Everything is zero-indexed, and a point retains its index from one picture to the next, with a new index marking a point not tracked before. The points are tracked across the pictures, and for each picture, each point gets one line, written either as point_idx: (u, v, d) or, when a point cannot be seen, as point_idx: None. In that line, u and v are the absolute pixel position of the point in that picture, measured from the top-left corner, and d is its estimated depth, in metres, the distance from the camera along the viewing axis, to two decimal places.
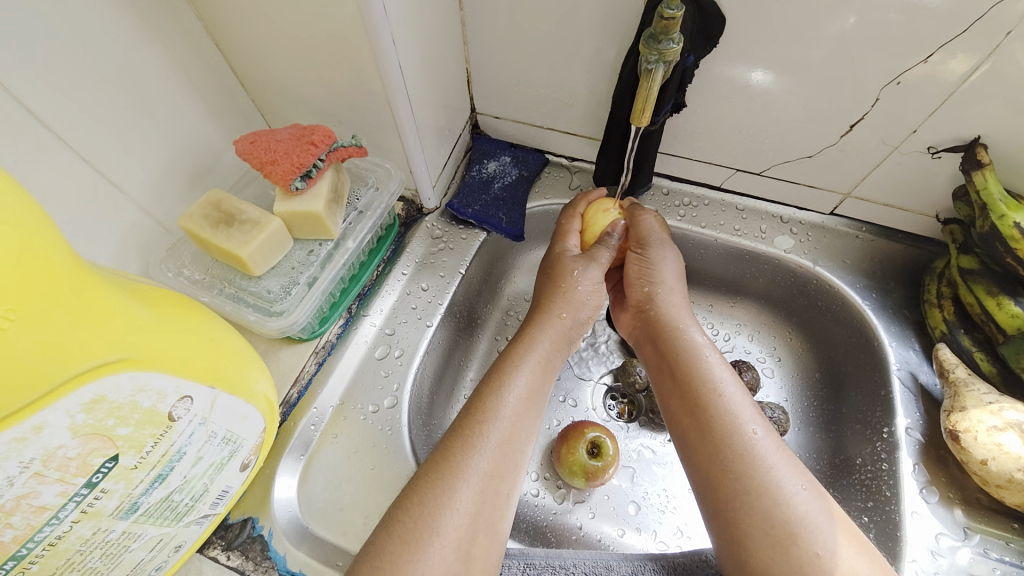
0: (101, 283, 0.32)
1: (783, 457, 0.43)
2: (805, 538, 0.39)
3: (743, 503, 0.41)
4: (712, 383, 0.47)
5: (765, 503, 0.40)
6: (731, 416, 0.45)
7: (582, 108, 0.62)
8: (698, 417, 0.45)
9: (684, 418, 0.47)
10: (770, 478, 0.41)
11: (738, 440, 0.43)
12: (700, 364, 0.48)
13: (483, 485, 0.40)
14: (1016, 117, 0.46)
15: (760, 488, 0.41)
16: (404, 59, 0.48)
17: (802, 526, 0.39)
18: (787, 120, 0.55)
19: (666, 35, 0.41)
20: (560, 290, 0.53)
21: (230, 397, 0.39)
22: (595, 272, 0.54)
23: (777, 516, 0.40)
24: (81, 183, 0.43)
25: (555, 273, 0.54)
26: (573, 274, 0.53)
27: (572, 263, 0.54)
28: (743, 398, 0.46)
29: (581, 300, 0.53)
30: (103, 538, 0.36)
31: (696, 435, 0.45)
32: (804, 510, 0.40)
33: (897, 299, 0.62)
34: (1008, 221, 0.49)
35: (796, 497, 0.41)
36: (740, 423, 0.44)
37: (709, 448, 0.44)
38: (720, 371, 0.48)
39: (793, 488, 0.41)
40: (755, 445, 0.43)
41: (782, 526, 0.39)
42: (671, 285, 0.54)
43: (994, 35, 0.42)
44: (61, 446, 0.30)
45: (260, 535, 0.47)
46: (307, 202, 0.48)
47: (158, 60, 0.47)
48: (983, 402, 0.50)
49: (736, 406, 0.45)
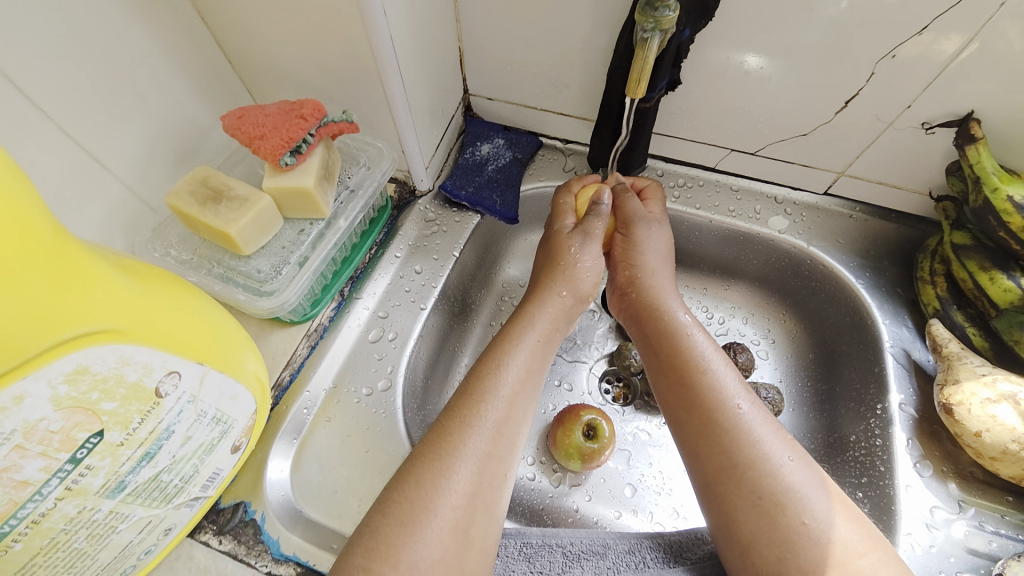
0: (83, 251, 0.31)
1: (771, 429, 0.43)
2: (793, 508, 0.39)
3: (731, 477, 0.41)
4: (698, 360, 0.46)
5: (752, 475, 0.40)
6: (718, 391, 0.44)
7: (577, 88, 0.61)
8: (686, 394, 0.45)
9: (672, 397, 0.46)
10: (756, 451, 0.41)
11: (724, 415, 0.43)
12: (686, 342, 0.48)
13: (480, 465, 0.40)
14: (1007, 93, 0.47)
15: (746, 460, 0.41)
16: (395, 34, 0.47)
17: (789, 496, 0.39)
18: (782, 98, 0.55)
19: (662, 2, 0.40)
20: (558, 268, 0.52)
21: (219, 374, 0.38)
22: (595, 249, 0.53)
23: (764, 488, 0.40)
24: (63, 159, 0.42)
25: (551, 254, 0.54)
26: (571, 253, 0.53)
27: (567, 240, 0.54)
28: (731, 374, 0.46)
29: (582, 276, 0.52)
30: (88, 518, 0.35)
31: (684, 412, 0.45)
32: (792, 481, 0.40)
33: (890, 277, 0.62)
34: (1001, 195, 0.49)
35: (783, 468, 0.40)
36: (726, 398, 0.44)
37: (697, 423, 0.44)
38: (706, 348, 0.47)
39: (781, 459, 0.41)
40: (741, 420, 0.43)
41: (769, 498, 0.39)
42: (661, 265, 0.54)
43: (982, 11, 0.42)
44: (43, 418, 0.29)
45: (252, 519, 0.46)
46: (297, 178, 0.47)
47: (141, 35, 0.45)
48: (976, 374, 0.50)
49: (723, 383, 0.45)
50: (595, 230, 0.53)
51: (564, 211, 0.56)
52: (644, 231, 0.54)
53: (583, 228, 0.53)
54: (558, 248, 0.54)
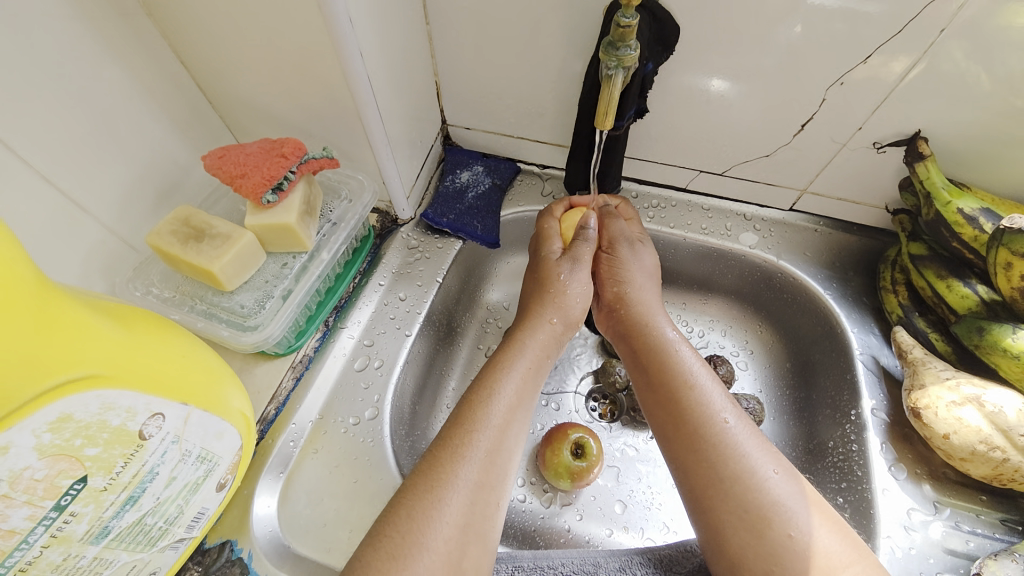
0: (66, 299, 0.31)
1: (757, 443, 0.44)
2: (779, 521, 0.40)
3: (720, 491, 0.42)
4: (686, 376, 0.48)
5: (738, 489, 0.41)
6: (706, 406, 0.46)
7: (551, 117, 0.64)
8: (674, 408, 0.46)
9: (661, 411, 0.47)
10: (743, 465, 0.42)
11: (711, 429, 0.44)
12: (674, 358, 0.49)
13: (472, 494, 0.40)
14: (952, 110, 0.50)
15: (733, 474, 0.42)
16: (373, 73, 0.49)
17: (775, 509, 0.41)
18: (744, 122, 0.58)
19: (624, 42, 0.43)
20: (549, 293, 0.54)
21: (204, 413, 0.38)
22: (584, 274, 0.55)
23: (751, 501, 0.41)
24: (43, 202, 0.42)
25: (540, 278, 0.56)
26: (559, 279, 0.55)
27: (558, 267, 0.55)
28: (717, 389, 0.47)
29: (570, 302, 0.54)
30: (73, 565, 0.35)
31: (673, 427, 0.46)
32: (777, 494, 0.41)
33: (856, 287, 0.65)
34: (952, 208, 0.52)
35: (769, 481, 0.42)
36: (714, 413, 0.45)
37: (686, 438, 0.45)
38: (693, 364, 0.49)
39: (766, 473, 0.42)
40: (727, 434, 0.44)
41: (755, 510, 0.41)
42: (647, 281, 0.56)
43: (927, 34, 0.46)
44: (28, 467, 0.29)
45: (239, 557, 0.46)
46: (279, 214, 0.48)
47: (122, 79, 0.47)
48: (940, 378, 0.52)
49: (710, 398, 0.46)
50: (582, 255, 0.55)
51: (550, 236, 0.59)
52: (624, 246, 0.57)
53: (572, 254, 0.55)
54: (550, 275, 0.55)
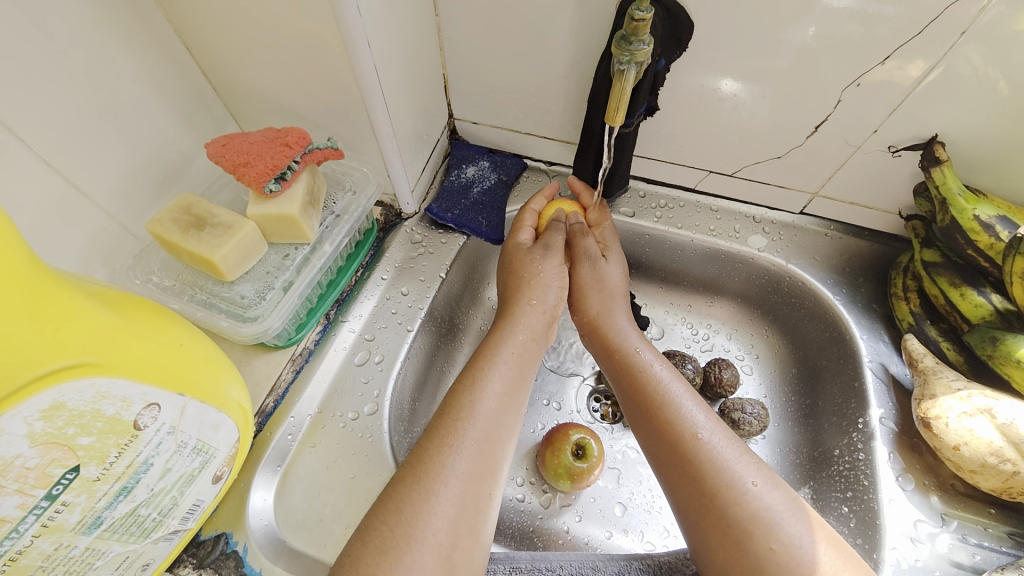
0: (61, 285, 0.31)
1: (735, 454, 0.43)
2: (761, 534, 0.39)
3: (701, 507, 0.41)
4: (659, 392, 0.47)
5: (720, 503, 0.40)
6: (679, 421, 0.45)
7: (559, 113, 0.63)
8: (651, 427, 0.46)
9: (641, 428, 0.47)
10: (722, 479, 0.41)
11: (688, 444, 0.43)
12: (646, 375, 0.49)
13: (463, 486, 0.40)
14: (973, 115, 0.49)
15: (713, 488, 0.41)
16: (380, 63, 0.48)
17: (758, 522, 0.39)
18: (756, 123, 0.57)
19: (637, 36, 0.42)
20: (523, 280, 0.54)
21: (201, 404, 0.38)
22: (554, 260, 0.55)
23: (732, 515, 0.40)
24: (43, 187, 0.42)
25: (515, 265, 0.56)
26: (531, 262, 0.55)
27: (529, 255, 0.56)
28: (692, 402, 0.46)
29: (546, 284, 0.54)
30: (65, 555, 0.34)
31: (652, 443, 0.45)
32: (758, 506, 0.40)
33: (867, 293, 0.64)
34: (968, 214, 0.51)
35: (750, 494, 0.41)
36: (689, 427, 0.44)
37: (665, 455, 0.44)
38: (666, 379, 0.48)
39: (746, 485, 0.41)
40: (704, 449, 0.43)
41: (735, 524, 0.39)
42: (609, 297, 0.55)
43: (948, 37, 0.44)
44: (18, 455, 0.29)
45: (233, 551, 0.45)
46: (282, 205, 0.48)
47: (125, 65, 0.46)
48: (952, 388, 0.51)
49: (686, 412, 0.45)
50: (553, 242, 0.56)
51: (521, 228, 0.59)
52: (586, 264, 0.56)
53: (544, 242, 0.56)
54: (520, 265, 0.55)
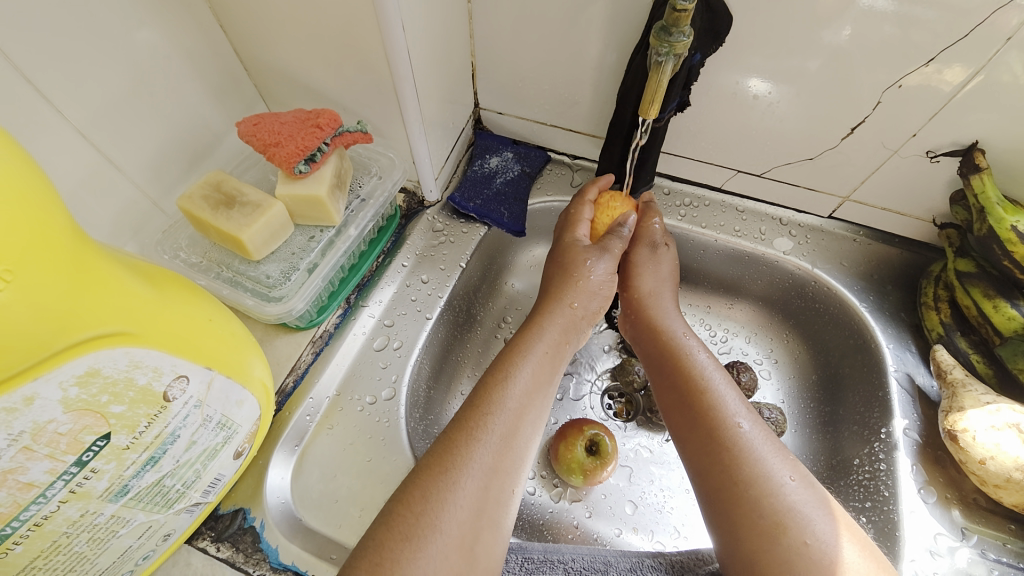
0: (98, 253, 0.31)
1: (772, 448, 0.42)
2: (793, 528, 0.38)
3: (731, 495, 0.41)
4: (699, 379, 0.47)
5: (753, 493, 0.40)
6: (718, 409, 0.45)
7: (587, 106, 0.62)
8: (688, 411, 0.46)
9: (677, 414, 0.47)
10: (757, 469, 0.41)
11: (725, 431, 0.43)
12: (688, 360, 0.49)
13: (484, 479, 0.39)
14: (1015, 123, 0.47)
15: (747, 478, 0.41)
16: (412, 47, 0.47)
17: (791, 516, 0.39)
18: (789, 124, 0.56)
19: (677, 28, 0.41)
20: (571, 279, 0.53)
21: (227, 380, 0.38)
22: (609, 265, 0.54)
23: (764, 507, 0.39)
24: (79, 158, 0.43)
25: (567, 263, 0.54)
26: (585, 265, 0.53)
27: (584, 253, 0.54)
28: (733, 393, 0.46)
29: (594, 288, 0.53)
30: (90, 521, 0.35)
31: (687, 427, 0.45)
32: (793, 500, 0.39)
33: (894, 301, 0.62)
34: (1006, 224, 0.50)
35: (784, 488, 0.40)
36: (727, 416, 0.44)
37: (699, 439, 0.44)
38: (708, 367, 0.48)
39: (782, 479, 0.40)
40: (742, 438, 0.43)
41: (766, 515, 0.39)
42: (659, 285, 0.56)
43: (992, 43, 0.43)
44: (52, 420, 0.29)
45: (251, 526, 0.46)
46: (311, 186, 0.48)
47: (160, 42, 0.46)
48: (981, 402, 0.50)
49: (724, 401, 0.45)
50: (613, 248, 0.54)
51: (578, 220, 0.57)
52: (646, 248, 0.57)
53: (601, 245, 0.54)
54: (573, 260, 0.54)
